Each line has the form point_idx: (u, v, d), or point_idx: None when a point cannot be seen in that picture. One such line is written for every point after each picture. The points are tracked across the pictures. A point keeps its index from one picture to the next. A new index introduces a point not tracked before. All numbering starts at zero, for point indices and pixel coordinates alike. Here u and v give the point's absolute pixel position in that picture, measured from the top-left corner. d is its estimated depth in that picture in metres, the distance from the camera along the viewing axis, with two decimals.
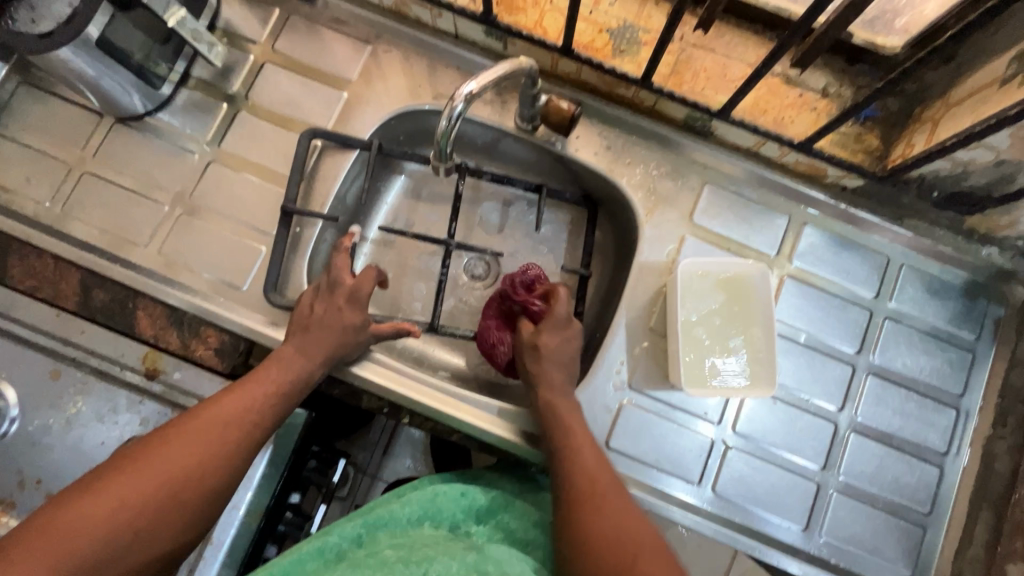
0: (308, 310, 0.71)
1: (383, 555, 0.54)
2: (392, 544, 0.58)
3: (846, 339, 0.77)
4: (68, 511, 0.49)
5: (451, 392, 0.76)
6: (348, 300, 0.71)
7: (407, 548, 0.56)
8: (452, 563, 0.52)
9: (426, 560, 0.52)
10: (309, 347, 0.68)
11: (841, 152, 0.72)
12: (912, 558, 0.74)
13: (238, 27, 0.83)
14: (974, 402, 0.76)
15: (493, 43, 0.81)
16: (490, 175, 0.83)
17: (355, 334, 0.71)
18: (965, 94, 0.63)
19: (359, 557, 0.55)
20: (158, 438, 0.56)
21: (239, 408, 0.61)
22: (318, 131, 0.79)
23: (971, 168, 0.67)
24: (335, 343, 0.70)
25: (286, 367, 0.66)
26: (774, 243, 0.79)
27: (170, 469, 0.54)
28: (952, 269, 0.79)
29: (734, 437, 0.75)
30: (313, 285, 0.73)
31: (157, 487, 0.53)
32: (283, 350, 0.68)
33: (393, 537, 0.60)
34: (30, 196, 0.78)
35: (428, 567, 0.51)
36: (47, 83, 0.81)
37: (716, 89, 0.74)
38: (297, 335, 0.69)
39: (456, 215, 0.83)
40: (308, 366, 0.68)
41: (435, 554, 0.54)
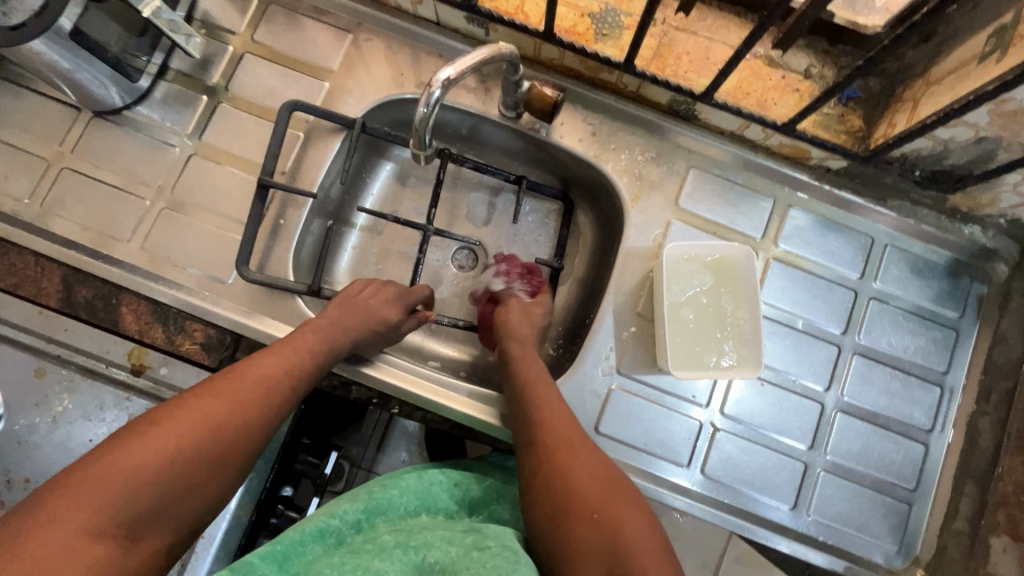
0: (352, 295, 0.74)
1: (381, 541, 0.55)
2: (391, 530, 0.58)
3: (832, 320, 0.78)
4: (120, 456, 0.47)
5: (432, 378, 0.77)
6: (390, 297, 0.76)
7: (404, 535, 0.57)
8: (450, 549, 0.52)
9: (425, 546, 0.53)
10: (344, 322, 0.70)
11: (824, 134, 0.73)
12: (899, 534, 0.75)
13: (216, 18, 0.82)
14: (958, 378, 0.77)
15: (475, 30, 0.80)
16: (471, 163, 0.83)
17: (388, 329, 0.74)
18: (943, 72, 0.63)
19: (357, 544, 0.56)
20: (201, 391, 0.55)
21: (281, 369, 0.61)
22: (299, 103, 0.77)
23: (951, 146, 0.67)
24: (367, 331, 0.72)
25: (321, 337, 0.67)
26: (760, 226, 0.79)
27: (215, 423, 0.53)
28: (935, 248, 0.79)
29: (723, 419, 0.75)
30: (366, 279, 0.77)
31: (206, 439, 0.52)
32: (319, 319, 0.69)
33: (393, 525, 0.60)
34: (9, 193, 0.77)
35: (427, 554, 0.52)
36: (23, 77, 0.79)
37: (699, 72, 0.73)
38: (333, 311, 0.71)
39: (435, 200, 0.82)
40: (342, 337, 0.69)
41: (432, 540, 0.55)
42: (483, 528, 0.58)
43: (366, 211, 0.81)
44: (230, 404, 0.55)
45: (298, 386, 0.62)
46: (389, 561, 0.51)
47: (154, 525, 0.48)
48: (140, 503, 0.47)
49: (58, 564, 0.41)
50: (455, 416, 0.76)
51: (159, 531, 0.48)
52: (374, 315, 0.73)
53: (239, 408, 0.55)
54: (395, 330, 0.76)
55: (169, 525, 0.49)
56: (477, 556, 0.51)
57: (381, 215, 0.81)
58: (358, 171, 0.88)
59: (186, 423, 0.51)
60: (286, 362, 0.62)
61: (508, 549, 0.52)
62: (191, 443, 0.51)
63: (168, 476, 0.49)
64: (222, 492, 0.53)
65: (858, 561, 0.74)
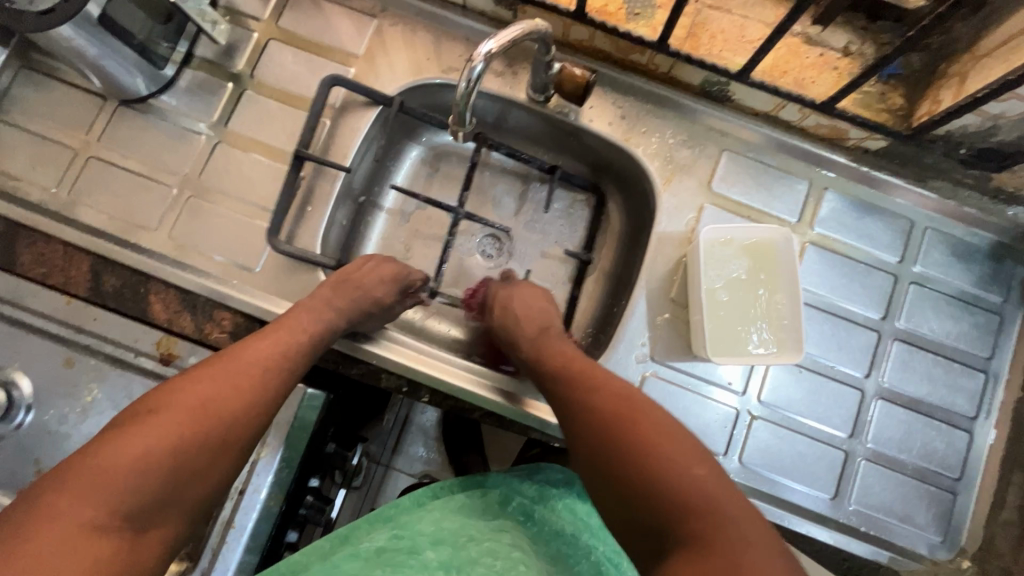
0: (346, 272, 0.71)
1: (424, 557, 0.57)
2: (433, 539, 0.60)
3: (871, 305, 0.76)
4: (115, 447, 0.47)
5: (429, 353, 0.76)
6: (385, 277, 0.74)
7: (447, 547, 0.59)
8: (493, 562, 0.58)
9: (470, 563, 0.58)
10: (335, 303, 0.67)
11: (864, 112, 0.71)
12: (943, 525, 0.73)
13: (239, 4, 0.81)
14: (1002, 364, 0.75)
15: (502, 12, 0.79)
16: (504, 149, 0.82)
17: (376, 310, 0.71)
18: (992, 44, 0.61)
19: (399, 556, 0.58)
20: (195, 377, 0.54)
21: (276, 351, 0.59)
22: (339, 78, 0.76)
23: (1001, 122, 0.65)
24: (353, 310, 0.68)
25: (314, 317, 0.65)
26: (795, 209, 0.77)
27: (211, 409, 0.52)
28: (976, 231, 0.77)
29: (759, 407, 0.74)
30: (365, 255, 0.76)
31: (203, 426, 0.51)
32: (311, 299, 0.67)
33: (433, 528, 0.61)
34: (35, 183, 0.76)
35: (472, 571, 0.57)
36: (47, 67, 0.79)
37: (734, 51, 0.72)
38: (327, 291, 0.68)
39: (468, 183, 0.82)
40: (334, 316, 0.67)
41: (476, 554, 0.59)
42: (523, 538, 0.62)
43: (401, 190, 0.80)
44: (225, 388, 0.54)
45: (295, 367, 0.60)
46: None
47: (159, 516, 0.48)
48: (141, 495, 0.46)
49: (65, 562, 0.42)
50: (484, 403, 0.75)
51: (165, 520, 0.48)
52: (366, 295, 0.70)
53: (235, 394, 0.54)
54: (389, 312, 0.74)
55: (174, 515, 0.49)
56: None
57: (414, 195, 0.80)
58: (384, 158, 0.87)
59: (181, 410, 0.50)
60: (284, 341, 0.61)
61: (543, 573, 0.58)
62: (188, 431, 0.50)
63: (169, 468, 0.48)
64: (227, 482, 0.53)
65: (901, 552, 0.72)
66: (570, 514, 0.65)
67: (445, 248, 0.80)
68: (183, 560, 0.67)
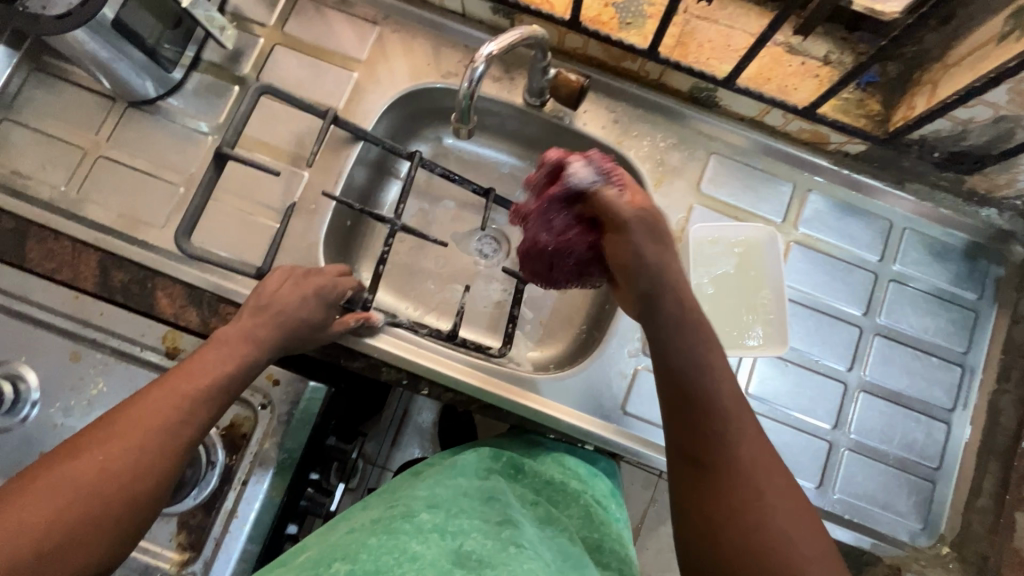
0: (265, 295, 0.65)
1: (419, 520, 0.55)
2: (427, 507, 0.58)
3: (853, 302, 0.79)
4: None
5: (422, 343, 0.77)
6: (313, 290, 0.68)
7: (442, 514, 0.57)
8: (485, 536, 0.54)
9: (462, 532, 0.54)
10: (255, 333, 0.62)
11: (844, 118, 0.75)
12: (923, 512, 0.75)
13: (246, 12, 0.84)
14: (978, 358, 0.78)
15: (500, 21, 0.82)
16: (439, 170, 0.81)
17: (313, 332, 0.67)
18: (961, 54, 0.65)
19: (393, 522, 0.55)
20: (93, 437, 0.48)
21: (187, 394, 0.53)
22: (270, 87, 0.78)
23: (971, 126, 0.69)
24: (286, 337, 0.64)
25: (234, 351, 0.59)
26: (780, 210, 0.81)
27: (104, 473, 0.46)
28: (951, 231, 0.81)
29: (748, 400, 0.76)
30: (287, 268, 0.69)
31: (85, 497, 0.45)
32: (227, 332, 0.61)
33: (427, 497, 0.60)
34: (45, 181, 0.78)
35: (465, 540, 0.53)
36: (58, 69, 0.81)
37: (721, 59, 0.76)
38: (246, 320, 0.63)
39: (402, 198, 0.80)
40: (254, 351, 0.61)
41: (468, 525, 0.56)
42: (518, 521, 0.59)
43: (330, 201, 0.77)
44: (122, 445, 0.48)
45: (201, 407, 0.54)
46: (426, 545, 0.52)
47: None
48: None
49: None
50: (480, 394, 0.76)
51: None
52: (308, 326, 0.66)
53: (129, 456, 0.48)
54: (324, 332, 0.69)
55: None
56: (512, 554, 0.52)
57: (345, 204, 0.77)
58: (384, 158, 0.90)
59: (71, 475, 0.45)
60: (186, 386, 0.54)
61: (540, 558, 0.53)
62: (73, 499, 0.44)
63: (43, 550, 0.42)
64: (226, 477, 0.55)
65: (884, 538, 0.74)
66: (558, 466, 0.72)
67: (380, 258, 0.77)
68: (185, 550, 0.69)
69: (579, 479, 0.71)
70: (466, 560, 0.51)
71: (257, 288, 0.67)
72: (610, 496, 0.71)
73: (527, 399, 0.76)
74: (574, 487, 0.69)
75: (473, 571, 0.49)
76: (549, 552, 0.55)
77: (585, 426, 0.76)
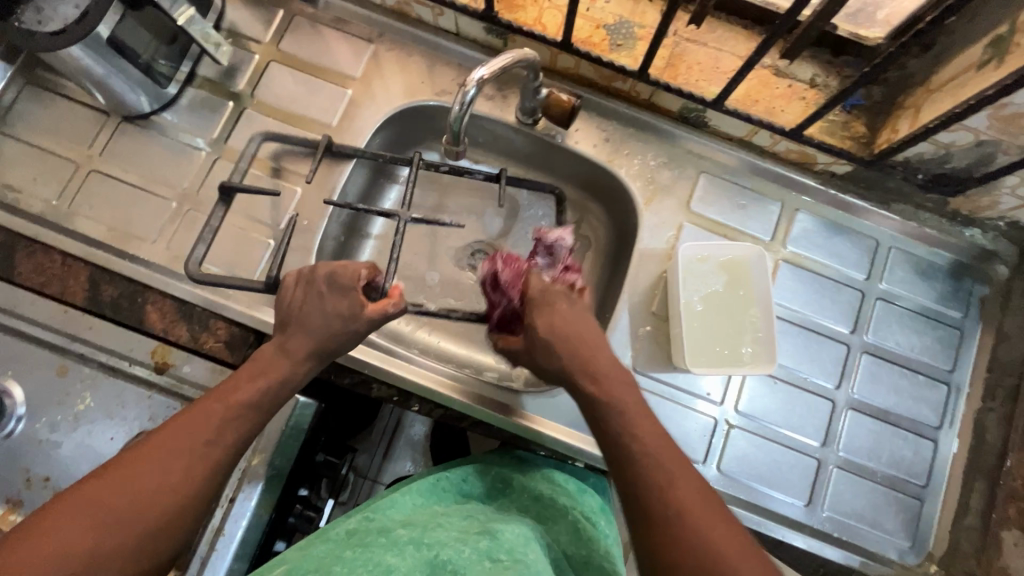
0: (286, 307, 0.61)
1: (395, 535, 0.56)
2: (404, 524, 0.59)
3: (841, 320, 0.80)
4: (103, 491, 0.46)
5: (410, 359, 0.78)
6: (327, 285, 0.60)
7: (419, 528, 0.57)
8: (463, 548, 0.54)
9: (439, 544, 0.54)
10: (290, 346, 0.59)
11: (830, 139, 0.76)
12: (911, 530, 0.76)
13: (242, 28, 0.85)
14: (964, 377, 0.79)
15: (493, 40, 0.84)
16: (447, 167, 0.81)
17: (344, 325, 0.60)
18: (943, 80, 0.67)
19: (368, 537, 0.56)
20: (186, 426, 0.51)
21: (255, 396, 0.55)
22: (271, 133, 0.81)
23: (953, 150, 0.70)
24: (319, 342, 0.59)
25: (266, 371, 0.57)
26: (768, 228, 0.82)
27: (110, 518, 0.46)
28: (937, 251, 0.82)
29: (737, 417, 0.77)
30: (298, 269, 0.63)
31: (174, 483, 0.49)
32: (264, 350, 0.59)
33: (404, 517, 0.61)
34: (36, 195, 0.78)
35: (442, 551, 0.53)
36: (52, 83, 0.82)
37: (710, 80, 0.77)
38: (275, 339, 0.59)
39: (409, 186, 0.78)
40: (291, 366, 0.58)
41: (446, 538, 0.56)
42: (498, 529, 0.58)
43: (331, 203, 0.76)
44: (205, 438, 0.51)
45: (217, 439, 0.51)
46: (401, 557, 0.52)
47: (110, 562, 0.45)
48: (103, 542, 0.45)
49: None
50: (469, 410, 0.77)
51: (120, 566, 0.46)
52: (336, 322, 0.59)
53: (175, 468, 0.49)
54: (356, 320, 0.60)
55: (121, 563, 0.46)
56: (489, 565, 0.52)
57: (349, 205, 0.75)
58: (378, 173, 0.90)
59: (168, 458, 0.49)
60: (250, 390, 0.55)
61: (520, 564, 0.53)
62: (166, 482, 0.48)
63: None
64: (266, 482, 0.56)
65: (872, 556, 0.75)
66: (546, 482, 0.71)
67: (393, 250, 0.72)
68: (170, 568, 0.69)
69: (568, 494, 0.70)
70: (440, 569, 0.51)
71: (280, 301, 0.62)
72: (600, 512, 0.70)
73: (515, 415, 0.77)
74: (561, 503, 0.68)
75: None
76: (531, 557, 0.55)
77: (573, 443, 0.76)
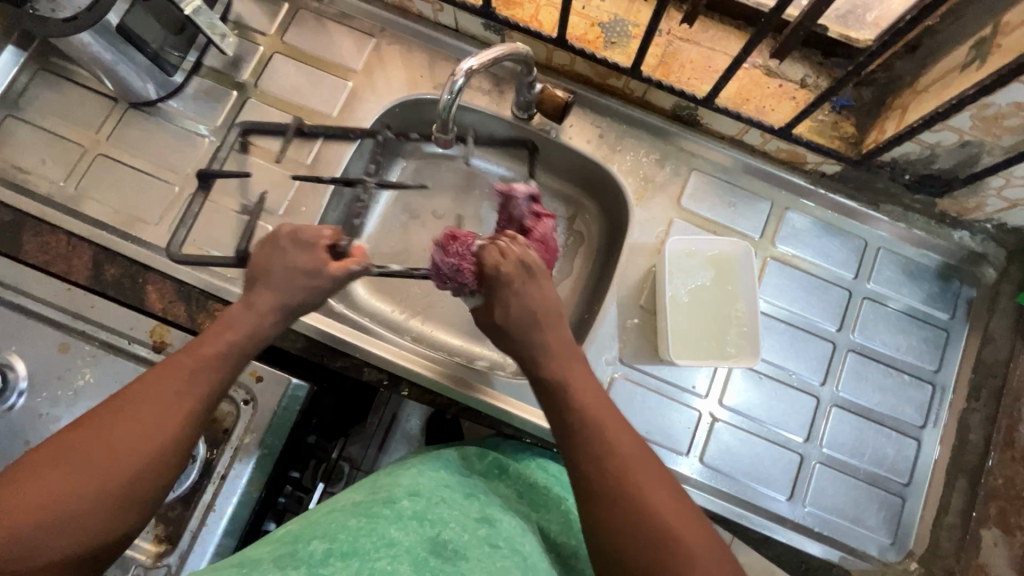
0: (257, 264, 0.63)
1: (399, 506, 0.57)
2: (409, 492, 0.60)
3: (827, 317, 0.81)
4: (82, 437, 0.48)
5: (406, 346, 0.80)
6: (292, 244, 0.63)
7: (422, 500, 0.59)
8: (462, 531, 0.56)
9: (441, 523, 0.56)
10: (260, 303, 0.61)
11: (819, 138, 0.77)
12: (893, 528, 0.76)
13: (248, 20, 0.88)
14: (949, 377, 0.80)
15: (491, 36, 0.86)
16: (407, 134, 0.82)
17: (309, 279, 0.63)
18: (928, 82, 0.68)
19: (374, 507, 0.57)
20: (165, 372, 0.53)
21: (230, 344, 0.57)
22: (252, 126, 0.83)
23: (938, 151, 0.71)
24: (286, 300, 0.62)
25: (235, 325, 0.59)
26: (758, 226, 0.83)
27: (88, 470, 0.47)
28: (925, 252, 0.83)
29: (723, 410, 0.78)
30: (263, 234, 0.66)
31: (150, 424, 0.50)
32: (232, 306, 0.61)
33: (411, 483, 0.62)
34: (45, 177, 0.81)
35: (441, 532, 0.55)
36: (63, 70, 0.84)
37: (701, 79, 0.78)
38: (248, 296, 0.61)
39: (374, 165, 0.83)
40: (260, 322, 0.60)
41: (447, 516, 0.58)
42: (497, 517, 0.61)
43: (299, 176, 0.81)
44: (184, 382, 0.53)
45: (189, 392, 0.53)
46: (404, 531, 0.54)
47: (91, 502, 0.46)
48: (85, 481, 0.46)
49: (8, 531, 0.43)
50: (455, 395, 0.78)
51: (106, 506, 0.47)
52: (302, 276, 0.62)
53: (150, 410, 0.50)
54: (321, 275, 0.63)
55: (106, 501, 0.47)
56: (487, 551, 0.55)
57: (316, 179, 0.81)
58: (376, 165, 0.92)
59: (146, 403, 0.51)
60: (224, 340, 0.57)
61: (516, 554, 0.56)
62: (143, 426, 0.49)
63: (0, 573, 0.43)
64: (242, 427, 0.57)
65: (852, 552, 0.75)
66: (543, 471, 0.73)
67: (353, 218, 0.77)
68: (161, 542, 0.70)
69: (560, 484, 0.72)
70: (442, 549, 0.54)
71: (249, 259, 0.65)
72: None
73: (501, 401, 0.78)
74: (556, 493, 0.70)
75: (445, 564, 0.52)
76: (527, 544, 0.58)
77: None
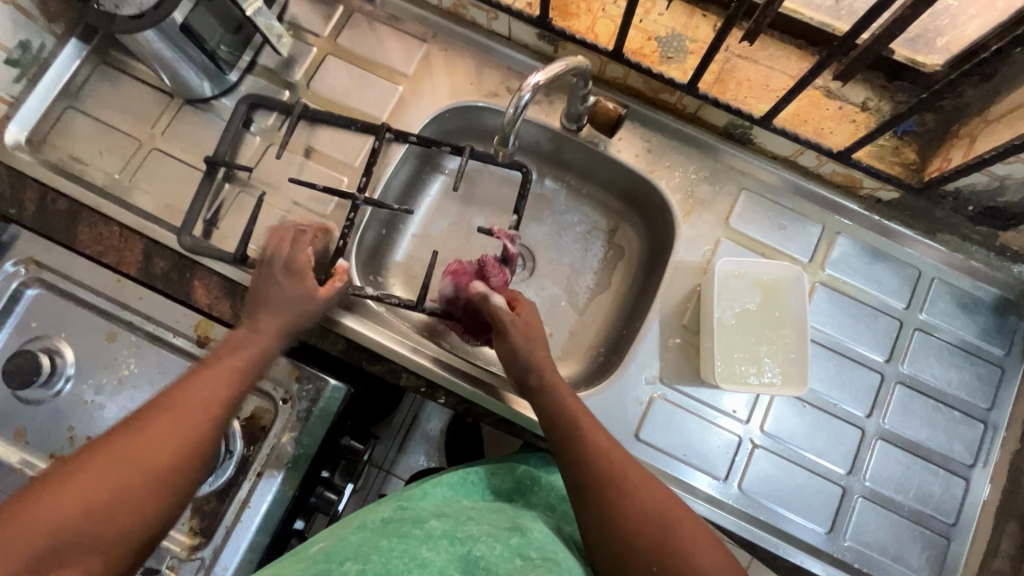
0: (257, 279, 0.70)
1: (429, 526, 0.57)
2: (436, 515, 0.60)
3: (876, 347, 0.79)
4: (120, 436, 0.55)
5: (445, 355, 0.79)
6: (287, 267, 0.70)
7: (451, 521, 0.59)
8: (494, 544, 0.55)
9: (471, 539, 0.55)
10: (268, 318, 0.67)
11: (878, 163, 0.76)
12: (936, 567, 0.74)
13: (302, 21, 0.88)
14: (1002, 417, 0.77)
15: (543, 46, 0.85)
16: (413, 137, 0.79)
17: (304, 306, 0.69)
18: (1001, 111, 0.66)
19: (404, 527, 0.58)
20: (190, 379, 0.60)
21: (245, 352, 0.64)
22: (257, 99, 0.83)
23: (1007, 183, 0.69)
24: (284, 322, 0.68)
25: (252, 337, 0.66)
26: (806, 250, 0.81)
27: (124, 461, 0.53)
28: (981, 285, 0.80)
29: (762, 436, 0.76)
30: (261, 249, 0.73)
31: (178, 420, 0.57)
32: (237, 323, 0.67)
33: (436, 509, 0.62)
34: (100, 168, 0.82)
35: (472, 548, 0.54)
36: (121, 64, 0.86)
37: (759, 98, 0.77)
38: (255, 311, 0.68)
39: (369, 170, 0.78)
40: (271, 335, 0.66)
41: (477, 533, 0.57)
42: (528, 527, 0.60)
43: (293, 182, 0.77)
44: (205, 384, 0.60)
45: (210, 392, 0.60)
46: (435, 551, 0.53)
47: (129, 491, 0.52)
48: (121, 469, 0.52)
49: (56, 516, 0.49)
50: (491, 406, 0.77)
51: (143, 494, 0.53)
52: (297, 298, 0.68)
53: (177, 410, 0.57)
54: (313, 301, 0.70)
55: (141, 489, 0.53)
56: (520, 564, 0.53)
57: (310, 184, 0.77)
58: (419, 170, 0.93)
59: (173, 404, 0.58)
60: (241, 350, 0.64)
61: (550, 564, 0.54)
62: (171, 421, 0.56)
63: (48, 562, 0.48)
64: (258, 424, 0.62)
65: None
66: None
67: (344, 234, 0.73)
68: (195, 534, 0.71)
69: None
70: (474, 567, 0.52)
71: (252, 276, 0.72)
72: None
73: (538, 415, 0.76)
74: None
75: None
76: (560, 555, 0.57)
77: None
